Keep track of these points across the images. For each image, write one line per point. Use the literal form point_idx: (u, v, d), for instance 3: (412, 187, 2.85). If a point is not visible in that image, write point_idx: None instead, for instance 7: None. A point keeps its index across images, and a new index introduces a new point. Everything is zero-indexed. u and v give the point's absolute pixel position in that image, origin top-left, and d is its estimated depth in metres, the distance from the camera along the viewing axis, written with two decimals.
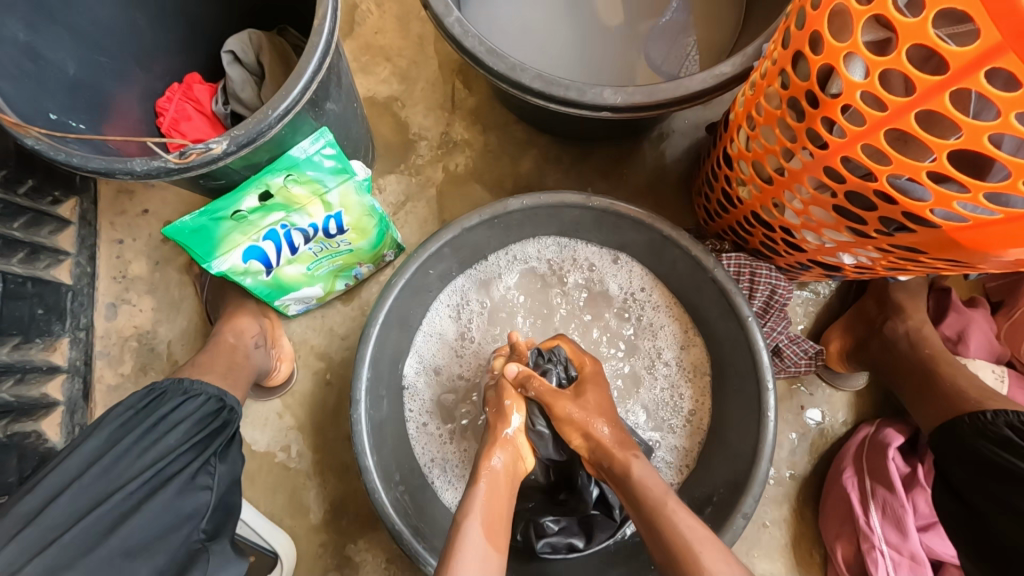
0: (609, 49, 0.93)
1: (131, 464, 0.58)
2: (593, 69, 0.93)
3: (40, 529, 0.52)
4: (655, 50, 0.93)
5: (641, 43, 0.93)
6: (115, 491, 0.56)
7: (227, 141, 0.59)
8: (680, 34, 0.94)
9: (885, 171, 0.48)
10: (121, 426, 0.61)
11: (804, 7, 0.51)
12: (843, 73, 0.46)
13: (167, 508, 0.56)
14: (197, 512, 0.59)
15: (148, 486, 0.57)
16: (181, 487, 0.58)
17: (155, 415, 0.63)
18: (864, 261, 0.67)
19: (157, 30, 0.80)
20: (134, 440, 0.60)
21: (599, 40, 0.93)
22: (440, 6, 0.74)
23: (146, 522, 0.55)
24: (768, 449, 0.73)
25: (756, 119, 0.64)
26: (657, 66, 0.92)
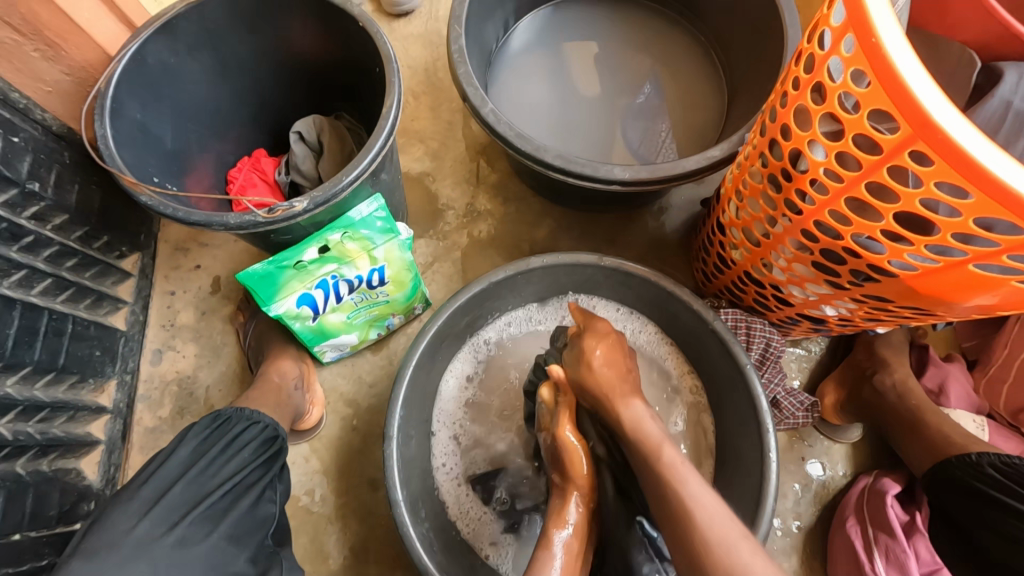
0: (594, 123, 1.11)
1: (217, 472, 0.65)
2: (594, 146, 1.09)
3: (161, 513, 0.58)
4: (640, 132, 1.10)
5: (628, 127, 1.10)
6: (210, 493, 0.62)
7: (308, 200, 0.71)
8: (655, 118, 1.12)
9: (849, 231, 0.59)
10: (202, 440, 0.68)
11: (776, 106, 0.65)
12: (808, 154, 0.59)
13: (248, 514, 0.64)
14: (267, 520, 0.67)
15: (234, 492, 0.64)
16: (256, 498, 0.66)
17: (229, 433, 0.71)
18: (844, 312, 0.77)
19: (237, 114, 0.96)
20: (217, 452, 0.67)
21: (591, 114, 1.11)
22: (476, 99, 0.89)
23: (236, 522, 0.62)
24: (773, 489, 0.79)
25: (743, 192, 0.77)
26: (634, 141, 1.09)
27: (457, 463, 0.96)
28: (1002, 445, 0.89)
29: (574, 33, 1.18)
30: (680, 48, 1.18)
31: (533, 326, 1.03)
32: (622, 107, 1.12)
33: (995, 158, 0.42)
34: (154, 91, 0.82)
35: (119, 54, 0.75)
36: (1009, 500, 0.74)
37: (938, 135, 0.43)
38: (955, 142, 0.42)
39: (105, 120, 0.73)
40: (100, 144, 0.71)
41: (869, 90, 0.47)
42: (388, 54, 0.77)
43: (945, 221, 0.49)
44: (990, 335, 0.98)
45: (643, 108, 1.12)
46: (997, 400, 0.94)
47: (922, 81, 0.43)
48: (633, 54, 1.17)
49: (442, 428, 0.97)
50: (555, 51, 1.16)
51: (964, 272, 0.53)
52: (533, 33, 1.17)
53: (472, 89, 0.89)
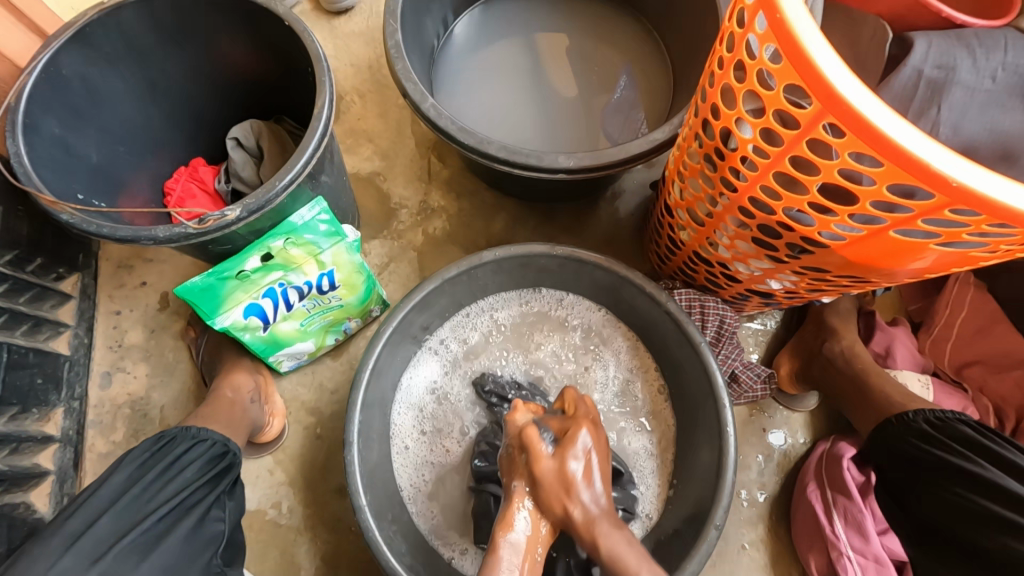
0: (574, 123, 1.09)
1: (154, 496, 0.63)
2: (563, 141, 1.08)
3: (86, 548, 0.56)
4: (611, 121, 1.10)
5: (605, 119, 1.10)
6: (144, 518, 0.60)
7: (240, 209, 0.69)
8: (632, 109, 1.11)
9: (780, 206, 0.60)
10: (139, 466, 0.66)
11: (705, 86, 0.66)
12: (736, 133, 0.59)
13: (187, 538, 0.62)
14: (213, 541, 0.65)
15: (171, 517, 0.62)
16: (198, 519, 0.64)
17: (170, 455, 0.68)
18: (788, 285, 0.78)
19: (169, 123, 0.92)
20: (154, 476, 0.65)
21: (567, 116, 1.10)
22: (416, 95, 0.87)
23: (171, 547, 0.60)
24: (732, 461, 0.80)
25: (684, 174, 0.78)
26: (616, 135, 1.09)
27: (416, 459, 0.94)
28: (946, 402, 0.93)
29: (517, 25, 1.17)
30: (624, 31, 1.18)
31: (491, 317, 1.02)
32: (600, 104, 1.11)
33: (898, 128, 0.43)
34: (73, 103, 0.78)
35: (30, 67, 0.72)
36: (951, 456, 0.78)
37: (842, 108, 0.44)
38: (859, 113, 0.43)
39: (18, 137, 0.69)
40: (14, 162, 0.68)
41: (781, 66, 0.47)
42: (316, 53, 0.76)
43: (861, 190, 0.50)
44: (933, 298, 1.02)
45: (620, 101, 1.12)
46: (941, 358, 0.98)
47: (827, 56, 0.44)
48: (580, 42, 1.16)
49: (404, 427, 0.96)
50: (513, 54, 1.15)
51: (887, 238, 0.54)
52: (479, 38, 1.16)
53: (411, 85, 0.88)
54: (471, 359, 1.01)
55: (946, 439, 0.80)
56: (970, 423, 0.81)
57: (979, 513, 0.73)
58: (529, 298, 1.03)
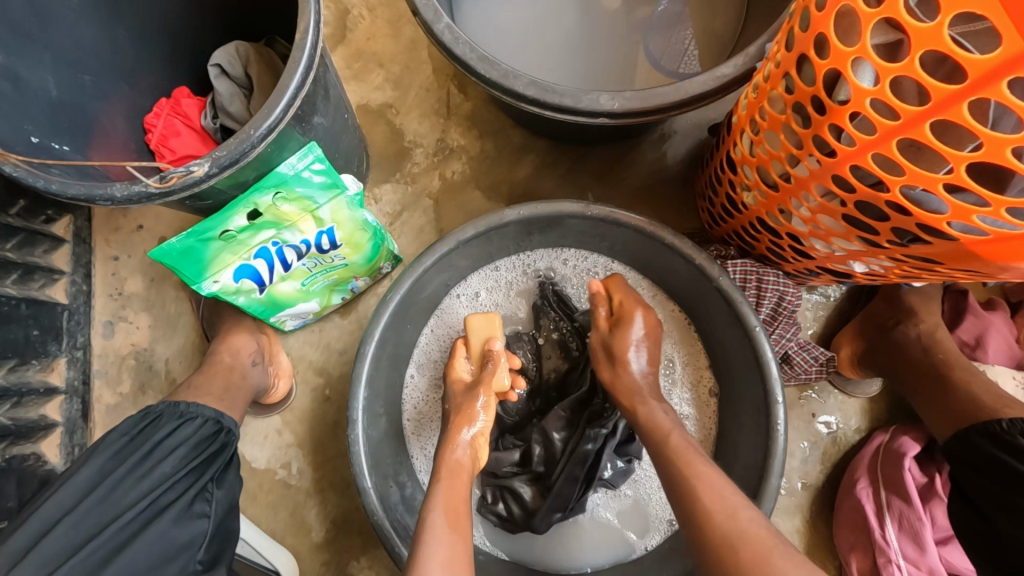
0: (603, 41, 0.91)
1: (123, 497, 0.57)
2: (597, 64, 0.90)
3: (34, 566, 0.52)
4: (653, 44, 0.90)
5: (646, 41, 0.90)
6: (107, 525, 0.55)
7: (209, 163, 0.56)
8: (677, 26, 0.91)
9: (897, 182, 0.45)
10: (115, 454, 0.61)
11: (809, 8, 0.49)
12: (851, 80, 0.43)
13: (160, 539, 0.55)
14: (193, 542, 0.57)
15: (143, 518, 0.56)
16: (175, 518, 0.57)
17: (150, 442, 0.62)
18: (876, 270, 0.64)
19: (142, 45, 0.80)
20: (130, 469, 0.59)
21: (596, 34, 0.91)
22: (428, 13, 0.71)
23: (138, 555, 0.54)
24: (780, 462, 0.71)
25: (759, 124, 0.62)
26: (656, 58, 0.90)
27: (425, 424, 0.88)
28: None
29: None
30: None
31: (514, 278, 0.91)
32: (641, 18, 0.91)
33: None
34: (13, 21, 0.67)
35: None
36: None
37: None
38: None
39: None
40: None
41: None
42: None
43: None
44: None
45: (665, 15, 0.91)
46: None
47: None
48: None
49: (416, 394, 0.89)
50: None
51: None
52: None
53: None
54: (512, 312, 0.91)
55: None
56: None
57: None
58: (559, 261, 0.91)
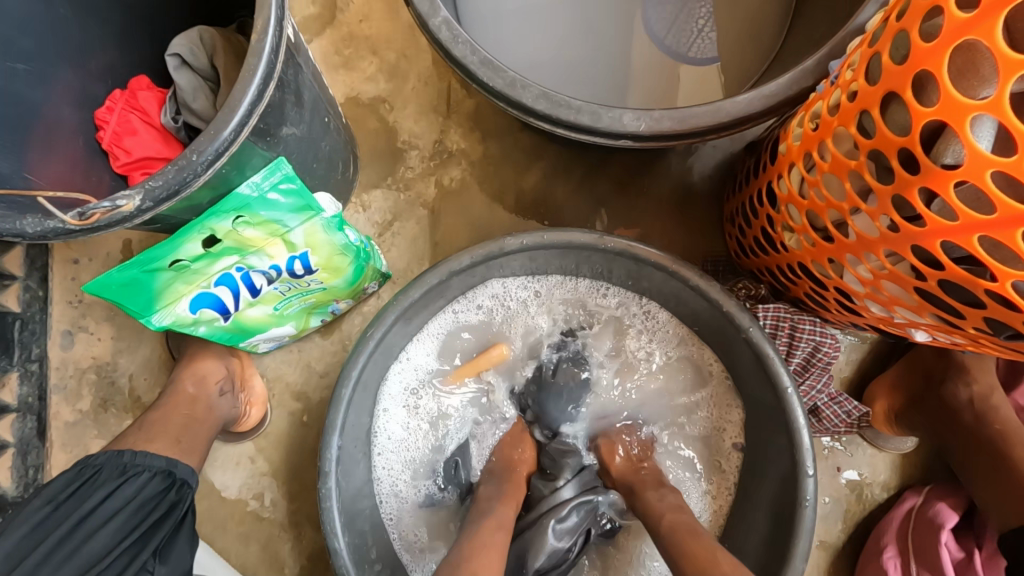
0: (604, 23, 0.79)
1: None
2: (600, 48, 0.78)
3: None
4: (656, 15, 0.79)
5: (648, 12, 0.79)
6: None
7: (141, 195, 0.45)
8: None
9: (1012, 276, 0.35)
10: (40, 525, 0.53)
11: (908, 34, 0.37)
12: (968, 143, 0.33)
13: None
14: None
15: None
16: None
17: (81, 509, 0.54)
18: (943, 342, 0.54)
19: (91, 26, 0.69)
20: (56, 544, 0.52)
21: (602, 16, 0.78)
22: (423, 4, 0.59)
23: None
24: (807, 545, 0.62)
25: (817, 165, 0.50)
26: (658, 37, 0.79)
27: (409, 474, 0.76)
28: None
29: None
30: None
31: (520, 304, 0.79)
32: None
33: None
34: None
35: None
36: None
37: None
38: None
39: None
40: None
41: None
42: None
43: None
44: None
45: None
46: None
47: None
48: None
49: (391, 428, 0.77)
50: None
51: None
52: None
53: None
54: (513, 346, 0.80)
55: None
56: None
57: None
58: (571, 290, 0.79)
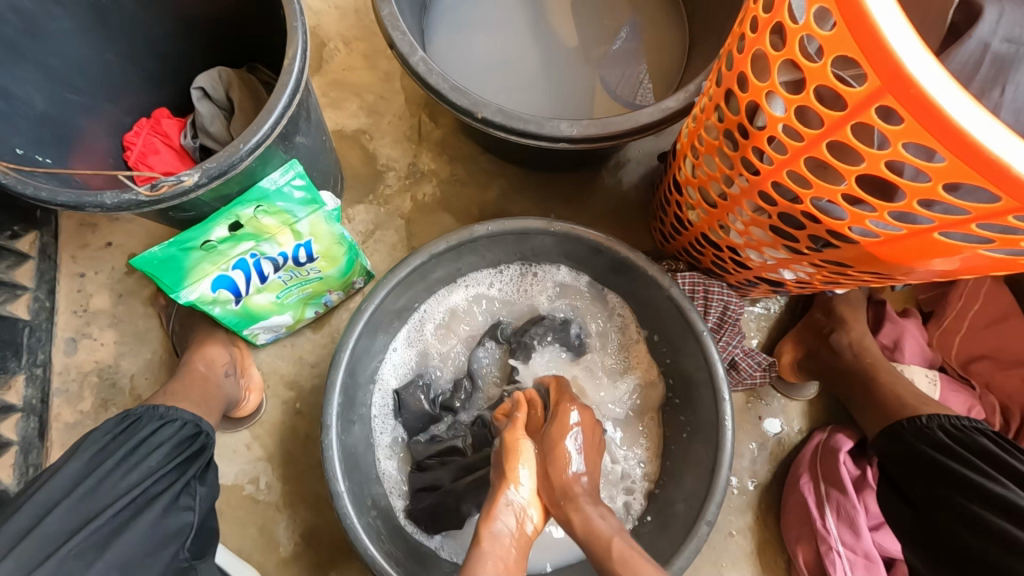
0: (568, 75, 1.00)
1: (117, 482, 0.58)
2: (561, 99, 0.99)
3: (32, 547, 0.51)
4: (612, 75, 1.01)
5: (603, 72, 1.01)
6: (100, 511, 0.56)
7: (199, 173, 0.60)
8: (632, 61, 1.02)
9: (808, 194, 0.54)
10: (100, 450, 0.61)
11: (732, 51, 0.58)
12: (766, 109, 0.52)
13: (152, 529, 0.58)
14: (180, 533, 0.61)
15: (136, 504, 0.58)
16: (165, 508, 0.60)
17: (135, 437, 0.64)
18: (802, 276, 0.73)
19: (129, 68, 0.83)
20: (117, 461, 0.60)
21: (550, 69, 1.00)
22: (404, 46, 0.78)
23: (133, 541, 0.56)
24: (728, 456, 0.77)
25: (698, 149, 0.70)
26: (612, 91, 1.00)
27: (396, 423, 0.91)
28: (953, 400, 0.90)
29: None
30: None
31: (499, 280, 0.97)
32: (597, 55, 1.01)
33: (975, 119, 0.36)
34: (4, 40, 0.70)
35: None
36: (951, 461, 0.74)
37: (910, 91, 0.36)
38: (929, 99, 0.36)
39: None
40: None
41: (833, 34, 0.40)
42: None
43: (911, 186, 0.43)
44: (945, 288, 0.98)
45: (621, 50, 1.02)
46: (948, 352, 0.95)
47: (895, 26, 0.36)
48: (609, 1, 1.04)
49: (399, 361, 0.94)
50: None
51: (929, 240, 0.48)
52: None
53: (399, 34, 0.78)
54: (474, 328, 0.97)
55: (957, 447, 0.75)
56: (990, 434, 0.76)
57: (981, 531, 0.68)
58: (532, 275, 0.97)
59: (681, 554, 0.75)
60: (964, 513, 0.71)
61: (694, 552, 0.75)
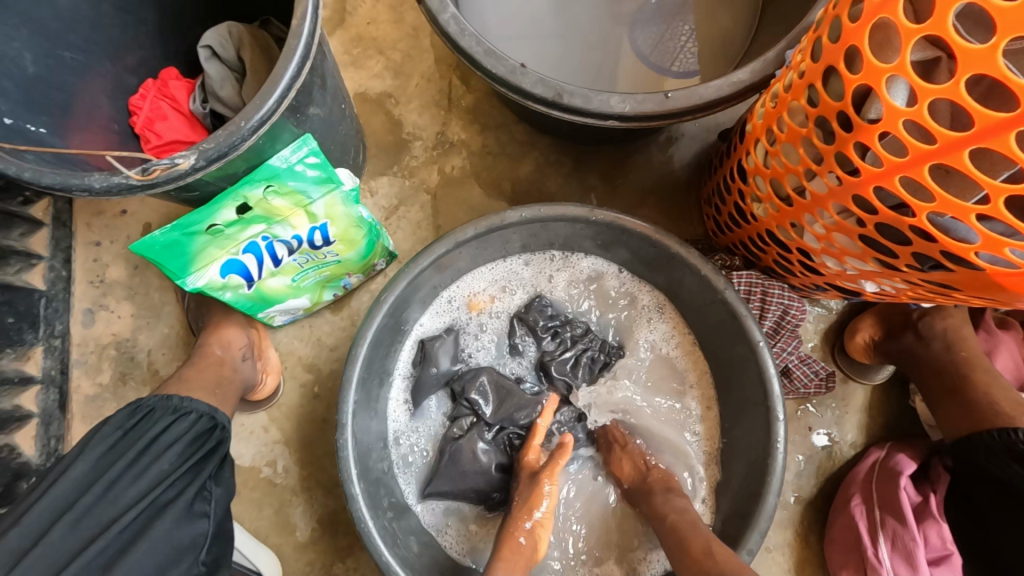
0: (599, 30, 0.88)
1: (123, 491, 0.55)
2: (588, 60, 0.88)
3: (33, 568, 0.49)
4: (644, 32, 0.88)
5: (636, 31, 0.88)
6: (107, 526, 0.53)
7: (196, 155, 0.53)
8: (673, 17, 0.89)
9: (925, 209, 0.43)
10: (107, 450, 0.58)
11: (840, 17, 0.46)
12: (883, 97, 0.41)
13: (165, 540, 0.55)
14: (196, 542, 0.58)
15: (146, 515, 0.55)
16: (178, 518, 0.57)
17: (144, 438, 0.60)
18: (888, 290, 0.62)
19: (128, 22, 0.75)
20: (124, 466, 0.57)
21: (586, 26, 0.88)
22: (432, 1, 0.67)
23: (147, 554, 0.53)
24: (778, 481, 0.69)
25: (776, 135, 0.59)
26: (645, 53, 0.88)
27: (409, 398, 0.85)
28: None
29: None
30: None
31: (537, 264, 0.87)
32: (631, 9, 0.89)
33: None
34: None
35: None
36: None
37: None
38: None
39: None
40: None
41: None
42: None
43: None
44: None
45: (658, 7, 0.89)
46: None
47: None
48: None
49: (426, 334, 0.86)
50: None
51: None
52: None
53: None
54: (515, 301, 0.88)
55: None
56: None
57: None
58: (576, 265, 0.87)
59: None
60: None
61: None
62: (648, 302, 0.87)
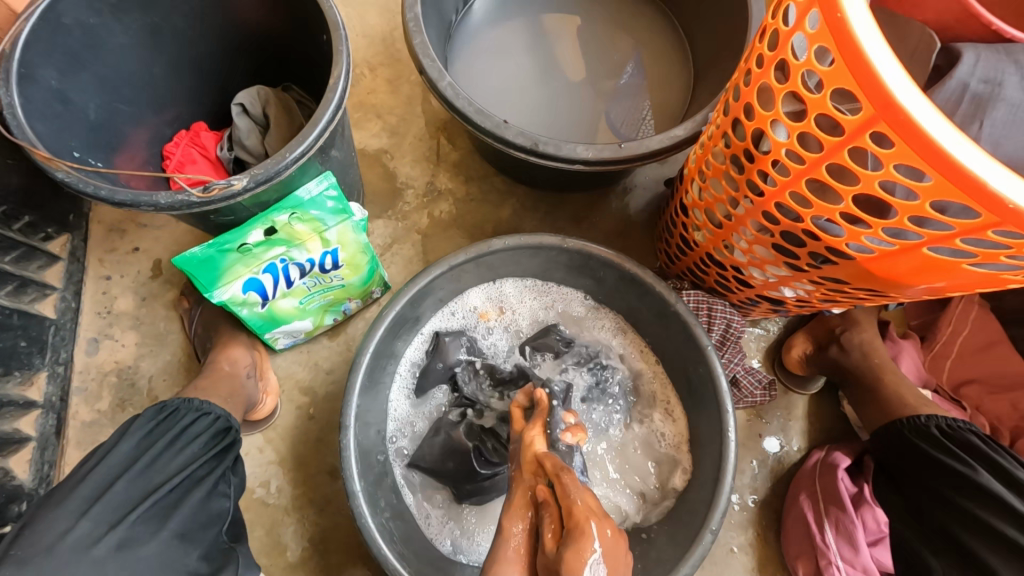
0: (575, 104, 1.07)
1: (166, 465, 0.63)
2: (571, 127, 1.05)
3: (100, 514, 0.56)
4: (617, 109, 1.07)
5: (611, 107, 1.07)
6: (155, 490, 0.60)
7: (247, 178, 0.66)
8: (639, 96, 1.09)
9: (809, 214, 0.59)
10: (147, 434, 0.65)
11: (739, 84, 0.64)
12: (770, 135, 0.58)
13: (197, 510, 0.62)
14: (221, 515, 0.65)
15: (183, 487, 0.62)
16: (207, 492, 0.64)
17: (176, 427, 0.68)
18: (802, 294, 0.77)
19: (171, 83, 0.89)
20: (162, 447, 0.64)
21: (566, 101, 1.07)
22: (433, 72, 0.84)
23: (186, 517, 0.60)
24: (731, 468, 0.80)
25: (706, 173, 0.76)
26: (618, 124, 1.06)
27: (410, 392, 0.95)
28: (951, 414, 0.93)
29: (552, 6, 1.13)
30: (654, 26, 1.15)
31: (522, 287, 1.01)
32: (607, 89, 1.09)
33: (957, 144, 0.41)
34: (69, 50, 0.73)
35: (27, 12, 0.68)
36: (945, 458, 0.81)
37: (899, 117, 0.42)
38: (916, 124, 0.42)
39: (13, 86, 0.66)
40: (8, 114, 0.64)
41: (833, 69, 0.46)
42: (334, 20, 0.72)
43: (902, 205, 0.48)
44: (935, 313, 1.03)
45: (625, 89, 1.09)
46: (940, 376, 0.99)
47: (887, 62, 0.42)
48: (614, 35, 1.13)
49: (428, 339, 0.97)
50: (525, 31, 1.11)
51: (919, 256, 0.53)
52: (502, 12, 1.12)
53: (429, 62, 0.84)
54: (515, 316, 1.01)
55: (951, 446, 0.81)
56: (979, 433, 0.82)
57: (970, 524, 0.76)
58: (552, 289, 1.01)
59: (685, 562, 0.77)
60: (954, 504, 0.78)
61: (699, 560, 0.77)
62: (611, 321, 1.00)
